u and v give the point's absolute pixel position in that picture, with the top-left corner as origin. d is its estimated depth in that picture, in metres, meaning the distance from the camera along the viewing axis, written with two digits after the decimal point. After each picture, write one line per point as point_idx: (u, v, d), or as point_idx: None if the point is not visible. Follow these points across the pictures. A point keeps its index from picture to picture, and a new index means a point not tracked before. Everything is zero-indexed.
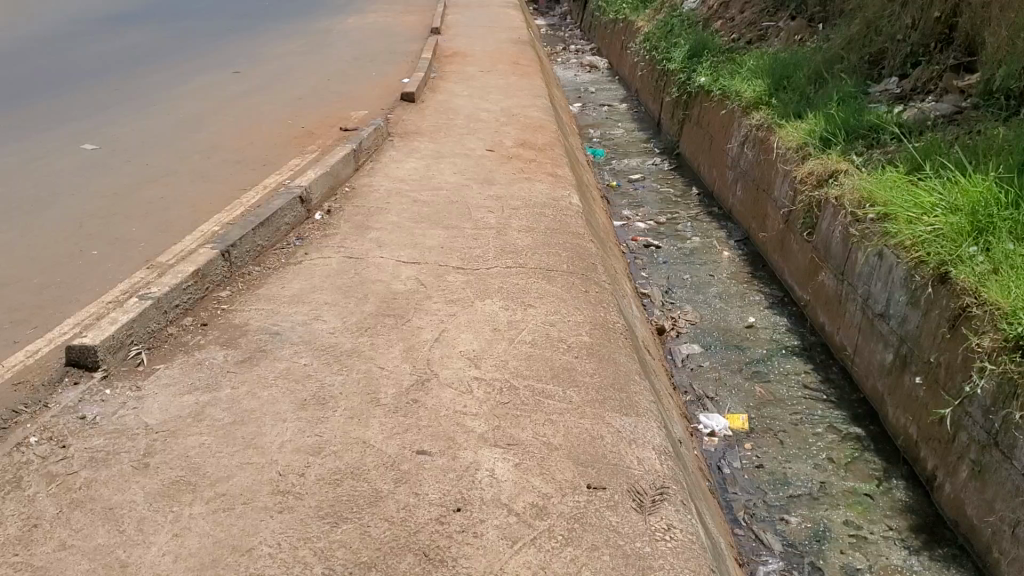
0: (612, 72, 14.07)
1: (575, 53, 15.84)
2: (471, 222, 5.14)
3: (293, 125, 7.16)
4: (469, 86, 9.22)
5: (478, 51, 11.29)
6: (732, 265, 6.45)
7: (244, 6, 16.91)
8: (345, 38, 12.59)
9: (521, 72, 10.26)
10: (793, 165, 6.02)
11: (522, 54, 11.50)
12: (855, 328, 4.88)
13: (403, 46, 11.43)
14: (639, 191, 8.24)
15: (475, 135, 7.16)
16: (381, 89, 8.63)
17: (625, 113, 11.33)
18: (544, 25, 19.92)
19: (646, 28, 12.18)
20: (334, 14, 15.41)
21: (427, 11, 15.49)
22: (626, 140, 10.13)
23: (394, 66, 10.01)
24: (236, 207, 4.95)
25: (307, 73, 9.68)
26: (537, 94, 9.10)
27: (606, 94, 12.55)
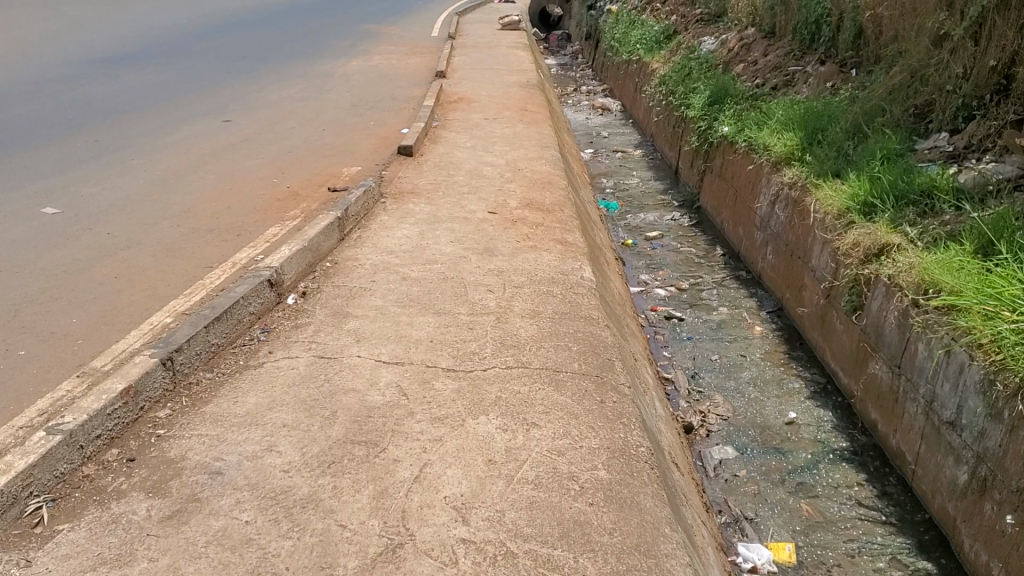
0: (625, 115, 13.45)
1: (586, 95, 15.25)
2: (467, 305, 4.44)
3: (277, 184, 6.52)
4: (473, 137, 8.58)
5: (484, 97, 10.69)
6: (765, 343, 5.75)
7: (245, 49, 16.45)
8: (345, 82, 12.02)
9: (529, 119, 9.64)
10: (835, 234, 5.34)
11: (530, 99, 10.89)
12: (917, 434, 4.17)
13: (405, 92, 10.84)
14: (657, 250, 7.56)
15: (476, 194, 6.48)
16: (377, 141, 7.99)
17: (640, 161, 10.67)
18: (554, 65, 19.39)
19: (661, 70, 11.58)
20: (336, 57, 14.88)
21: (432, 53, 14.94)
22: (642, 189, 9.46)
23: (394, 114, 9.40)
24: (196, 294, 4.29)
25: (300, 122, 9.08)
26: (545, 145, 8.46)
27: (619, 139, 11.91)
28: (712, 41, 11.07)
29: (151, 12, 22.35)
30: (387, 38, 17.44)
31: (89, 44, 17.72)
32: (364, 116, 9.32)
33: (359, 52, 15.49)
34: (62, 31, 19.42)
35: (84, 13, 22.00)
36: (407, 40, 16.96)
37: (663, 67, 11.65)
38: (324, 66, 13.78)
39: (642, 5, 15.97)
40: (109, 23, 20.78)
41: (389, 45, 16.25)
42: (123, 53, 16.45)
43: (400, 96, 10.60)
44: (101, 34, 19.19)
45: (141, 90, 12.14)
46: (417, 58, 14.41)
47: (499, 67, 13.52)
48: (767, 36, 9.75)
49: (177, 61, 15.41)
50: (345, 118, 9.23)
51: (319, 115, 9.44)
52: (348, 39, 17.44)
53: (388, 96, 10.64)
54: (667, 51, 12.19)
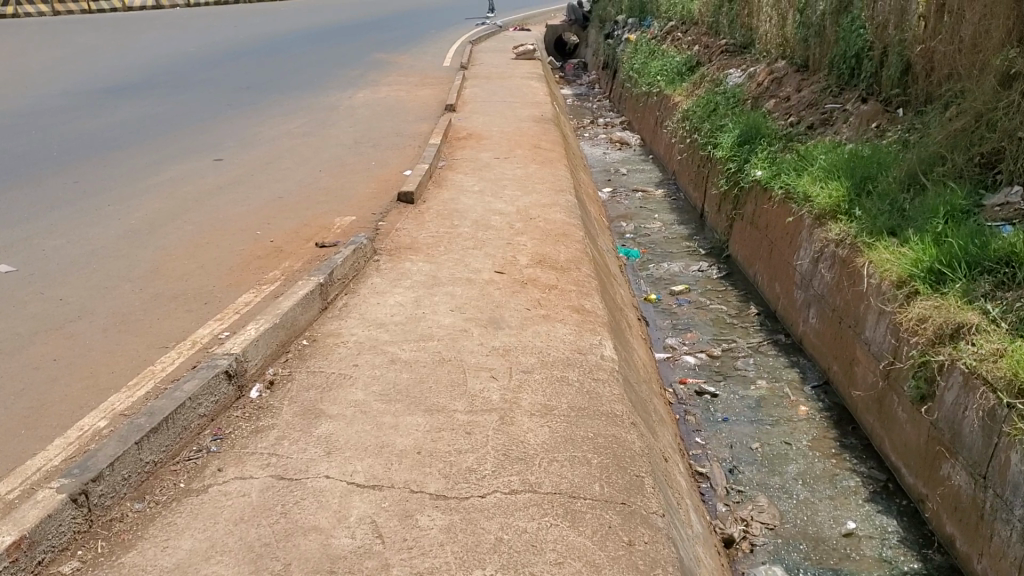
0: (645, 150, 12.76)
1: (604, 128, 14.58)
2: (466, 395, 3.73)
3: (260, 237, 5.85)
4: (481, 179, 7.90)
5: (495, 134, 10.03)
6: (811, 428, 5.02)
7: (251, 79, 15.91)
8: (349, 116, 11.39)
9: (543, 158, 8.95)
10: (895, 306, 4.61)
11: (545, 136, 10.22)
12: (1011, 565, 3.42)
13: (412, 128, 10.20)
14: (685, 307, 6.84)
15: (482, 249, 5.78)
16: (377, 185, 7.32)
17: (663, 201, 9.96)
18: (570, 96, 18.76)
19: (684, 104, 10.90)
20: (343, 88, 14.28)
21: (443, 84, 14.32)
22: (665, 234, 8.75)
23: (398, 153, 8.74)
24: (142, 387, 3.62)
25: (295, 161, 8.42)
26: (560, 188, 7.77)
27: (639, 177, 11.21)
28: (738, 73, 10.40)
29: (158, 40, 21.90)
30: (397, 68, 16.85)
31: (92, 74, 17.21)
32: (365, 155, 8.66)
33: (367, 83, 14.89)
34: (66, 61, 18.96)
35: (90, 41, 21.55)
36: (418, 70, 16.36)
37: (685, 100, 10.98)
38: (330, 98, 13.17)
39: (662, 34, 15.33)
40: (115, 53, 20.30)
41: (398, 76, 15.65)
42: (125, 83, 15.91)
43: (406, 132, 9.95)
44: (106, 63, 18.70)
45: (135, 125, 11.54)
46: (427, 90, 13.79)
47: (512, 99, 12.88)
48: (799, 70, 9.07)
49: (178, 92, 14.85)
50: (343, 157, 8.57)
51: (316, 154, 8.78)
52: (357, 68, 16.87)
53: (394, 132, 10.00)
54: (690, 84, 11.52)
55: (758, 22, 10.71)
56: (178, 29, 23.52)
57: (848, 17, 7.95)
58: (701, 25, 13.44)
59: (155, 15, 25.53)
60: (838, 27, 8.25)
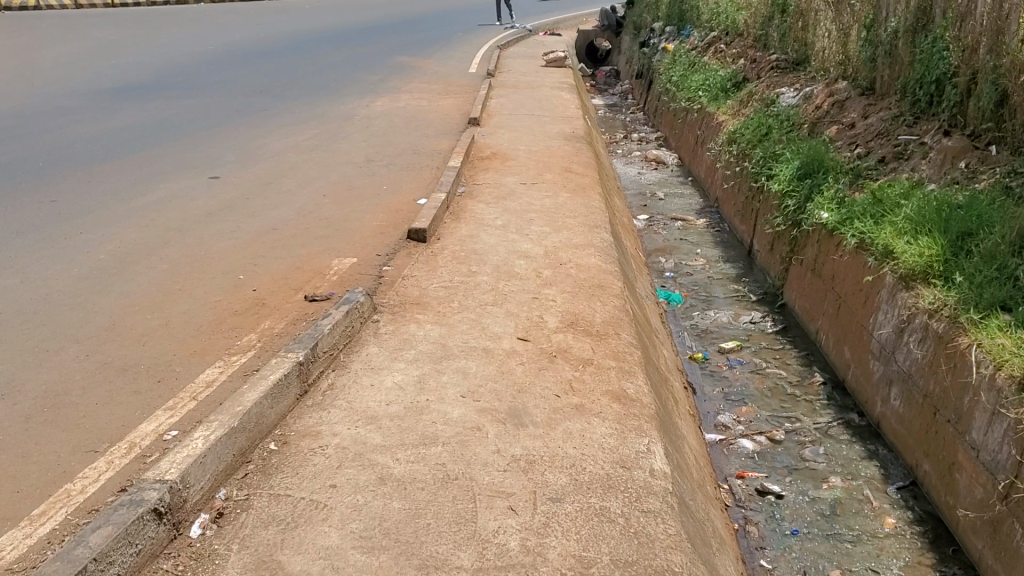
0: (684, 171, 11.83)
1: (639, 144, 13.65)
2: (475, 540, 2.81)
3: (241, 284, 4.96)
4: (505, 209, 6.98)
5: (523, 154, 9.11)
6: (903, 550, 4.11)
7: (267, 81, 15.10)
8: (364, 128, 10.53)
9: (575, 184, 8.02)
10: (1019, 412, 3.67)
11: (577, 157, 9.29)
12: None
13: (431, 145, 9.29)
14: (737, 369, 5.91)
15: (504, 307, 4.86)
16: (386, 217, 6.41)
17: (706, 233, 9.01)
18: (602, 106, 17.82)
19: (729, 125, 9.97)
20: (362, 95, 13.42)
21: (468, 93, 13.43)
22: (709, 273, 7.82)
23: (413, 176, 7.84)
24: (48, 522, 2.75)
25: (298, 183, 7.53)
26: (595, 222, 6.83)
27: (679, 202, 10.27)
28: (791, 93, 9.44)
29: (176, 37, 21.15)
30: (421, 73, 15.98)
31: (103, 72, 16.45)
32: (377, 178, 7.76)
33: (388, 89, 14.02)
34: (79, 57, 18.23)
35: (107, 37, 20.83)
36: (442, 77, 15.47)
37: (731, 121, 10.03)
38: (346, 106, 12.30)
39: (703, 45, 14.38)
40: (131, 49, 19.57)
41: (420, 82, 14.77)
42: (135, 83, 15.13)
43: (424, 150, 9.05)
44: (120, 61, 17.94)
45: (134, 131, 10.71)
46: (451, 99, 12.90)
47: (542, 112, 11.96)
48: (864, 93, 8.10)
49: (188, 94, 14.04)
50: (352, 179, 7.68)
51: (323, 175, 7.89)
52: (379, 73, 16.00)
53: (411, 148, 9.10)
54: (736, 103, 10.56)
55: (814, 36, 9.74)
56: (198, 26, 22.77)
57: (928, 36, 6.98)
58: (747, 38, 12.48)
59: (175, 11, 24.80)
60: (914, 47, 7.28)
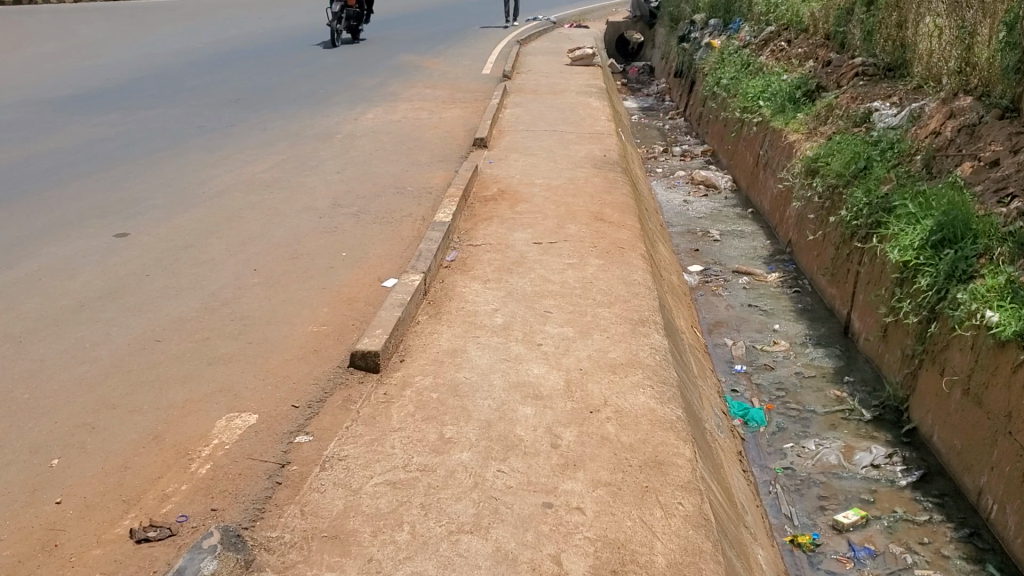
0: (740, 198, 9.71)
1: (681, 162, 11.54)
2: None
3: (44, 488, 2.92)
4: (510, 292, 4.86)
5: (540, 194, 6.98)
6: None
7: (251, 86, 13.11)
8: (344, 153, 8.45)
9: (609, 242, 5.90)
10: None
11: (610, 194, 7.17)
12: None
13: (421, 182, 7.19)
14: (869, 567, 3.85)
15: (490, 532, 2.74)
16: (331, 316, 4.32)
17: (782, 295, 6.89)
18: (634, 111, 15.63)
19: (806, 149, 7.81)
20: (355, 105, 11.34)
21: (478, 103, 11.31)
22: (795, 364, 5.73)
23: (387, 234, 5.74)
24: None
25: (227, 247, 5.48)
26: (640, 313, 4.70)
27: (739, 245, 8.15)
28: (891, 111, 7.26)
29: (167, 33, 19.15)
30: (427, 76, 13.86)
31: (69, 75, 14.48)
32: (337, 237, 5.67)
33: (386, 97, 11.93)
34: (51, 56, 16.36)
35: (91, 33, 18.87)
36: (450, 80, 13.35)
37: (809, 146, 7.86)
38: (331, 121, 10.22)
39: (756, 41, 12.19)
40: (114, 46, 17.69)
41: (425, 87, 12.68)
42: (99, 89, 13.12)
43: (411, 189, 6.95)
44: (96, 61, 15.98)
45: (65, 155, 8.74)
46: (458, 110, 10.79)
47: (565, 127, 9.82)
48: (1006, 114, 5.90)
49: (153, 103, 12.02)
50: (302, 240, 5.60)
51: (266, 232, 5.82)
52: (379, 76, 13.91)
53: (395, 187, 7.01)
54: (812, 120, 8.38)
55: (917, 34, 7.53)
56: (194, 20, 20.79)
57: None
58: (816, 35, 10.28)
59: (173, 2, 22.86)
60: None
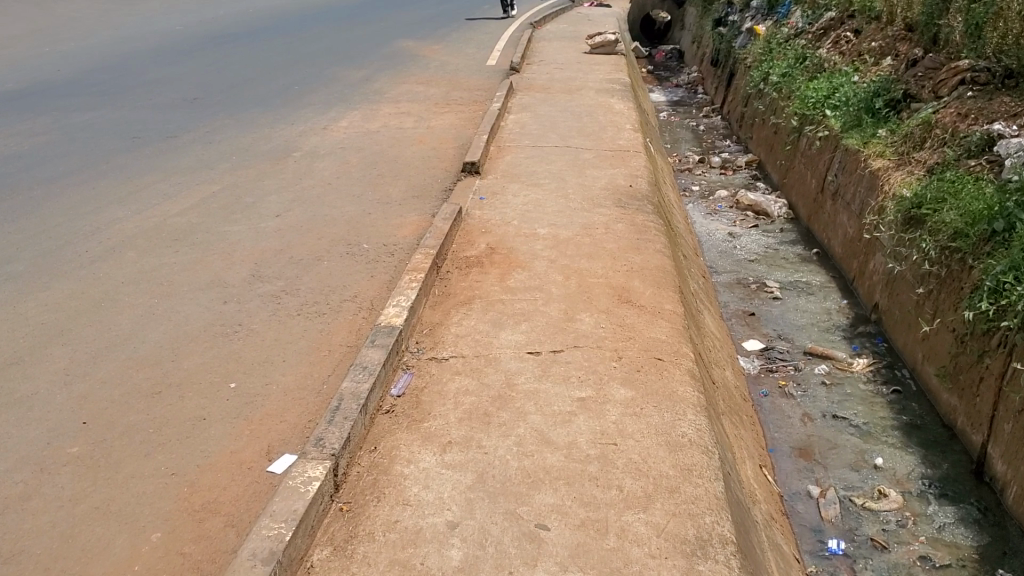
0: (800, 231, 7.81)
1: (721, 176, 9.63)
2: None
3: None
4: (480, 470, 2.98)
5: (541, 259, 5.09)
6: None
7: (216, 81, 11.29)
8: (296, 181, 6.59)
9: (638, 347, 4.01)
10: None
11: (638, 253, 5.28)
12: None
13: (383, 235, 5.32)
14: None
15: None
16: (156, 570, 2.49)
17: (877, 400, 5.04)
18: (663, 105, 13.70)
19: (903, 185, 5.89)
20: (330, 109, 9.47)
21: (477, 106, 9.41)
22: (915, 539, 3.90)
23: (309, 339, 3.87)
24: None
25: (64, 370, 3.68)
26: (694, 521, 2.81)
27: (808, 306, 6.27)
28: None
29: (150, 16, 17.38)
30: (422, 68, 11.96)
31: (19, 63, 12.69)
32: (234, 348, 3.83)
33: (370, 97, 10.04)
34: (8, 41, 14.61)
35: (67, 13, 17.11)
36: (449, 74, 11.45)
37: (904, 182, 5.94)
38: (296, 133, 8.36)
39: (813, 30, 10.22)
40: (81, 29, 15.92)
41: (417, 84, 10.79)
42: (43, 82, 11.32)
43: (365, 248, 5.09)
44: (58, 47, 14.21)
45: None
46: (452, 117, 8.90)
47: (581, 141, 7.91)
48: None
49: (96, 102, 10.21)
50: (180, 357, 3.77)
51: (136, 337, 3.99)
52: (368, 68, 12.03)
53: (344, 245, 5.13)
54: (904, 145, 6.45)
55: None
56: (183, 3, 19.01)
57: None
58: (894, 24, 8.31)
59: None
60: None
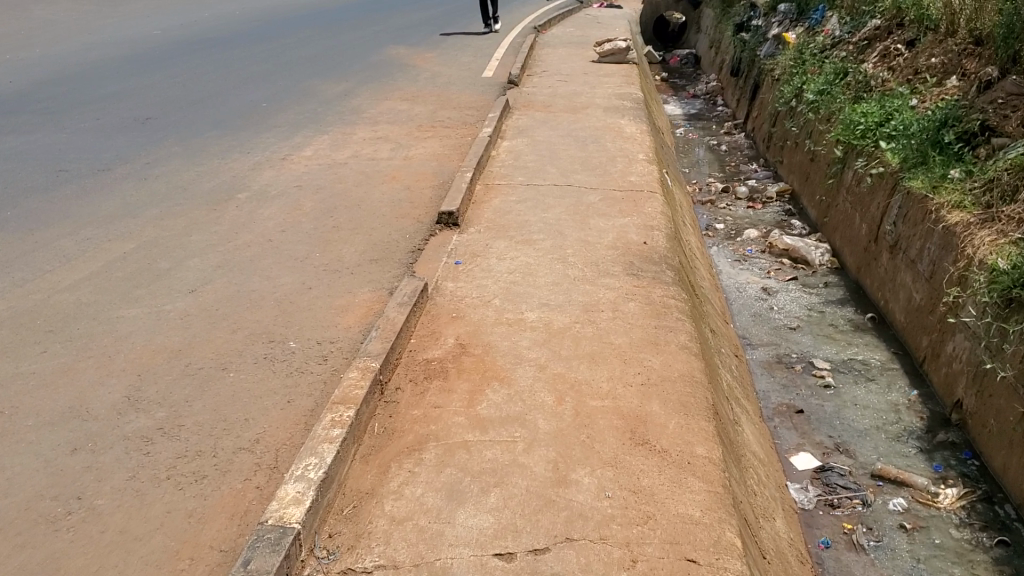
0: (850, 285, 6.53)
1: (750, 209, 8.35)
2: None
3: None
4: None
5: (526, 362, 3.79)
6: None
7: (179, 96, 10.06)
8: (230, 236, 5.34)
9: (659, 536, 2.72)
10: None
11: (655, 350, 3.98)
12: None
13: (318, 324, 4.05)
14: None
15: None
16: None
17: (976, 557, 3.79)
18: (680, 119, 12.41)
19: (997, 252, 4.61)
20: (297, 131, 8.21)
21: (466, 130, 8.14)
22: None
23: (167, 542, 2.61)
24: None
25: None
26: None
27: (869, 401, 4.99)
28: None
29: (127, 18, 16.15)
30: (410, 80, 10.69)
31: None
32: (54, 554, 2.58)
33: (345, 117, 8.78)
34: None
35: (40, 14, 15.93)
36: (439, 88, 10.18)
37: (996, 250, 4.66)
38: (250, 165, 7.11)
39: (855, 38, 8.91)
40: (50, 32, 14.73)
41: (401, 100, 9.52)
42: None
43: (290, 347, 3.81)
44: (19, 53, 13.00)
45: None
46: (436, 144, 7.63)
47: (584, 178, 6.63)
48: None
49: (35, 120, 8.98)
50: None
51: None
52: (350, 80, 10.78)
53: (264, 344, 3.86)
54: (990, 195, 5.17)
55: None
56: (168, 5, 17.84)
57: None
58: (958, 36, 7.01)
59: None
60: None
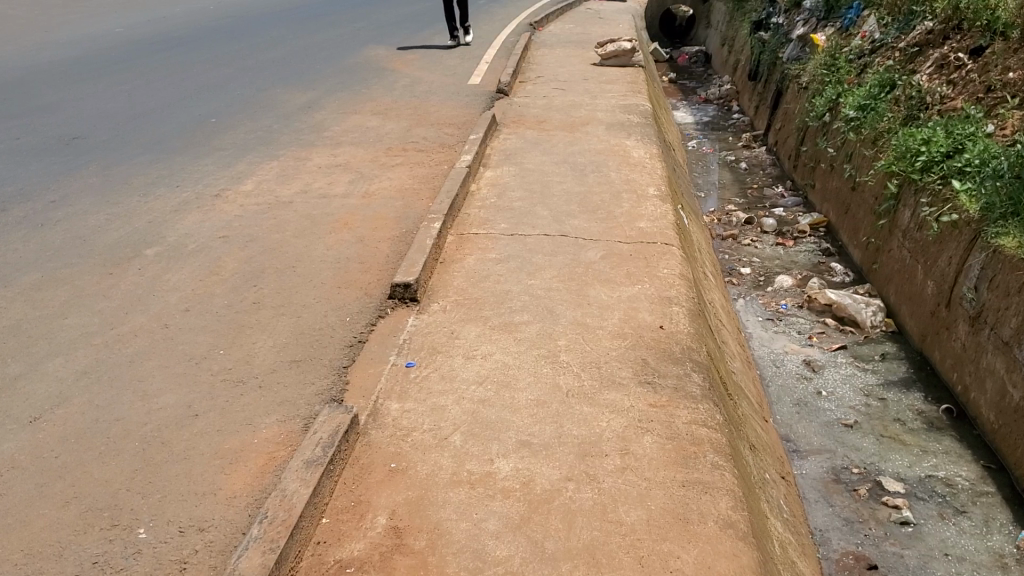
0: (913, 359, 5.28)
1: (780, 248, 7.10)
2: None
3: None
4: None
5: (490, 563, 2.52)
6: None
7: (119, 106, 8.76)
8: (115, 321, 4.08)
9: None
10: None
11: (684, 532, 2.68)
12: None
13: (189, 494, 2.80)
14: None
15: None
16: None
17: None
18: (693, 129, 11.14)
19: None
20: (244, 157, 6.94)
21: (443, 155, 6.86)
22: None
23: None
24: None
25: None
26: None
27: (964, 549, 3.73)
28: None
29: (89, 11, 14.82)
30: (386, 88, 9.40)
31: None
32: None
33: (303, 137, 7.50)
34: None
35: None
36: (418, 98, 8.90)
37: None
38: (174, 205, 5.85)
39: (903, 42, 7.59)
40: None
41: (372, 114, 8.22)
42: None
43: (137, 544, 2.57)
44: None
45: None
46: (404, 175, 6.35)
47: (581, 225, 5.36)
48: None
49: None
50: None
51: None
52: (319, 88, 9.49)
53: (101, 535, 2.61)
54: None
55: None
56: None
57: None
58: None
59: None
60: None
